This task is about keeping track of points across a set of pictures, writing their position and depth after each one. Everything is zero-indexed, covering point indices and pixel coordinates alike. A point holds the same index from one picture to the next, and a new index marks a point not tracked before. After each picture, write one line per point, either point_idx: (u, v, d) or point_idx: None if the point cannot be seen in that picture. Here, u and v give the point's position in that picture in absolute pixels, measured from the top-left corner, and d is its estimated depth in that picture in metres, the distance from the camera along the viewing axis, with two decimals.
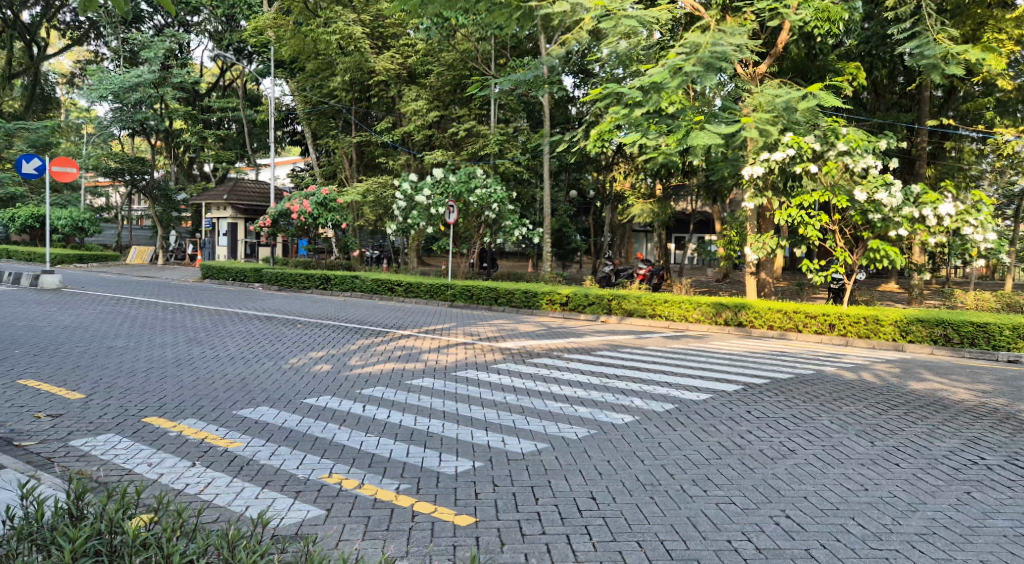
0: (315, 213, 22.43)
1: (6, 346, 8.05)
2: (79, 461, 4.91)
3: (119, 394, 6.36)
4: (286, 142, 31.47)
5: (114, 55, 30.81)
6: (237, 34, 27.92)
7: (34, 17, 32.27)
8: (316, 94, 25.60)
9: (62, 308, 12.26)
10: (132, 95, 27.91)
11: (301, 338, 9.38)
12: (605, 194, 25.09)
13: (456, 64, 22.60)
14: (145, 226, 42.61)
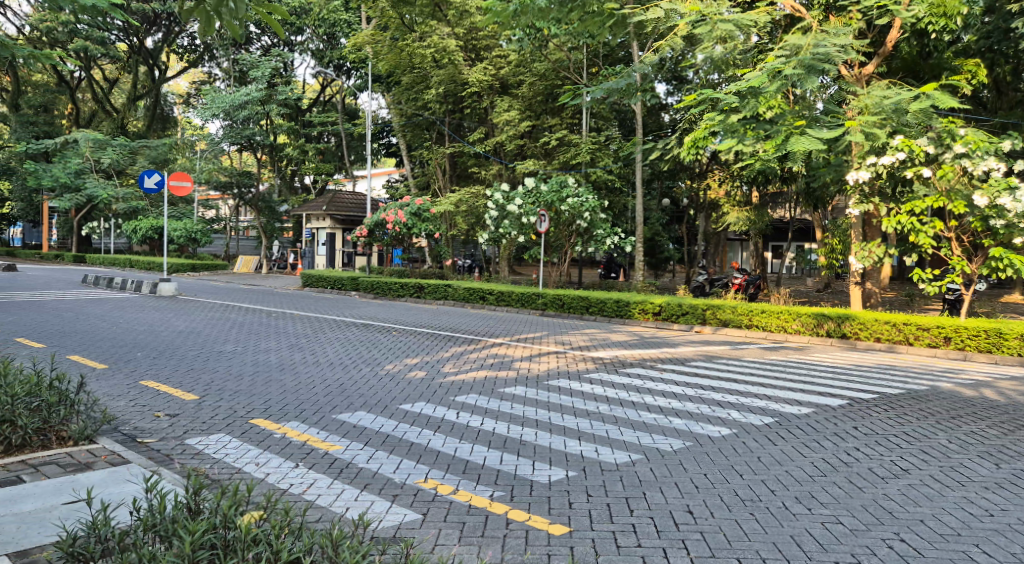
0: (409, 223, 22.88)
1: (128, 348, 8.64)
2: (194, 458, 5.21)
3: (228, 396, 6.70)
4: (383, 154, 32.58)
5: (225, 75, 32.65)
6: (338, 52, 29.07)
7: (157, 43, 34.67)
8: (411, 107, 26.29)
9: (178, 315, 13.04)
10: (241, 112, 29.54)
11: (395, 345, 9.63)
12: (699, 202, 24.66)
13: (549, 74, 22.71)
14: (250, 237, 45.00)
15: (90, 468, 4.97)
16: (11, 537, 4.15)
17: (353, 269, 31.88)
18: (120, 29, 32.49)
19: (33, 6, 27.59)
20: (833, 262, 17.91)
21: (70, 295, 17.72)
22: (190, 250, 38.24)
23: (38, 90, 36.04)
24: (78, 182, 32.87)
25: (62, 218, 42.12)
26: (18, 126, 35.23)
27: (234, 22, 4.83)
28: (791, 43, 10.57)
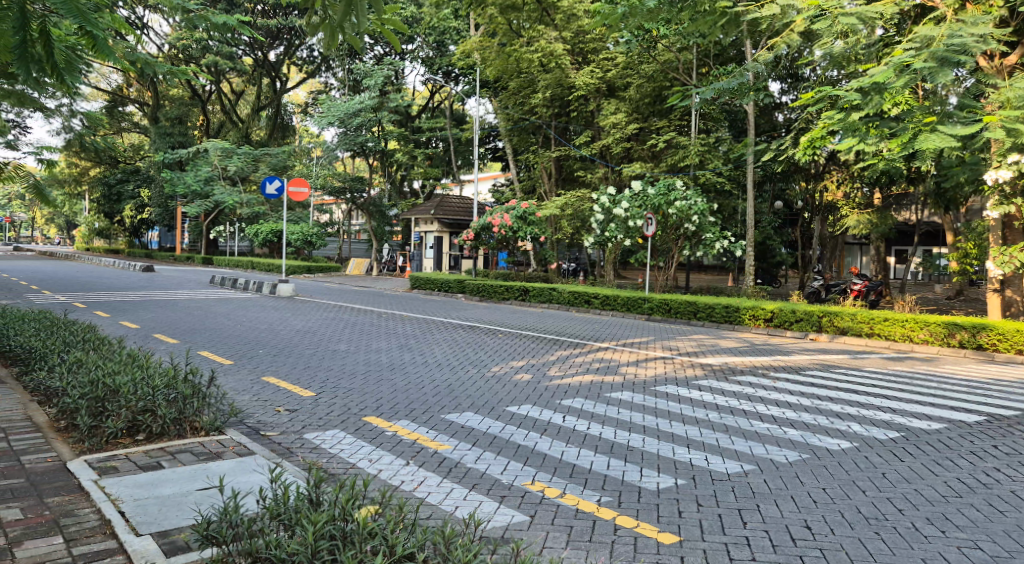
0: (515, 226, 23.26)
1: (250, 346, 9.17)
2: (313, 452, 5.45)
3: (342, 393, 6.97)
4: (488, 158, 33.13)
5: (340, 85, 34.12)
6: (447, 59, 29.76)
7: (278, 56, 36.59)
8: (518, 112, 26.52)
9: (295, 314, 13.72)
10: (355, 119, 30.77)
11: (500, 347, 9.74)
12: (815, 205, 23.78)
13: (658, 76, 22.37)
14: (360, 241, 46.83)
15: (220, 457, 5.31)
16: (154, 519, 4.53)
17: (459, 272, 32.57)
18: (247, 44, 34.56)
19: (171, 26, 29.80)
20: (967, 268, 16.91)
21: (200, 294, 18.95)
22: (305, 253, 40.19)
23: (174, 103, 39.07)
24: (207, 189, 35.26)
25: (193, 222, 45.31)
26: (157, 138, 38.31)
27: (356, 36, 4.97)
28: (921, 35, 9.96)
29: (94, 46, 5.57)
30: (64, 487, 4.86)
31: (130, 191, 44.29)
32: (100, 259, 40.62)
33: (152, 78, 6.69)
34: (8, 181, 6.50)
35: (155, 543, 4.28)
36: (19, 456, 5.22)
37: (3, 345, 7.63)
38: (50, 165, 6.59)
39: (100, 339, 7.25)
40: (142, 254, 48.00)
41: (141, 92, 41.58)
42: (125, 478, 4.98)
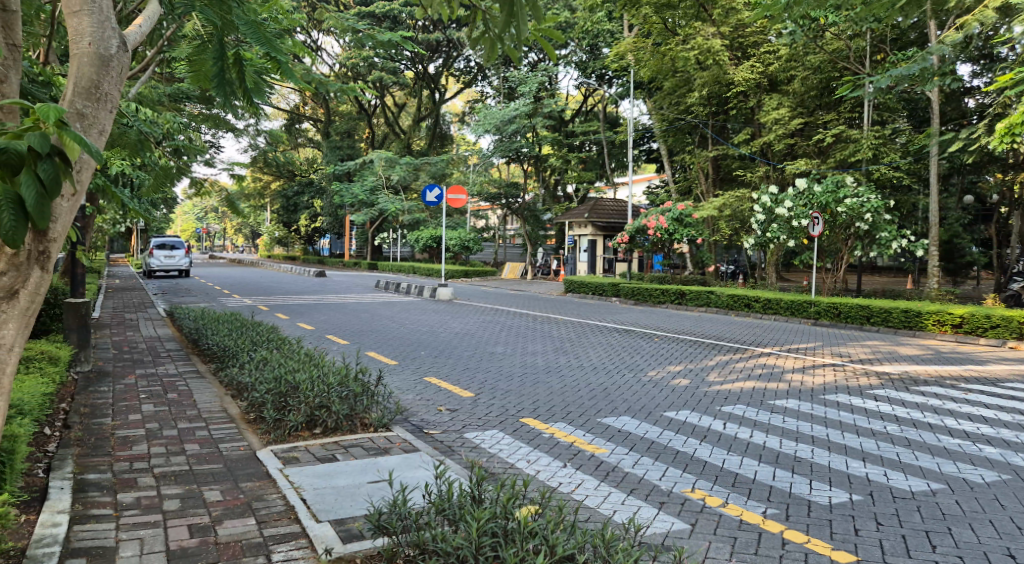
0: (671, 228, 23.43)
1: (412, 347, 9.62)
2: (473, 451, 5.62)
3: (500, 394, 7.14)
4: (643, 159, 32.99)
5: (496, 92, 35.11)
6: (601, 62, 29.70)
7: (438, 68, 38.28)
8: (674, 111, 26.09)
9: (455, 317, 14.26)
10: (510, 126, 31.78)
11: (656, 351, 9.56)
12: (1013, 197, 21.40)
13: (825, 66, 21.47)
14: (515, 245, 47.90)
15: (387, 452, 5.59)
16: (332, 506, 4.87)
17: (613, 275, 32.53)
18: (410, 59, 36.49)
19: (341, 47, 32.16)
20: None
21: (367, 298, 20.23)
22: (463, 257, 41.74)
23: (344, 119, 42.22)
24: (373, 199, 37.65)
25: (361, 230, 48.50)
26: (329, 151, 41.54)
27: (514, 48, 4.95)
28: None
29: (278, 68, 6.08)
30: (255, 473, 5.34)
31: (306, 202, 48.27)
32: (281, 265, 44.54)
33: (325, 96, 7.19)
34: (205, 196, 7.21)
35: (333, 530, 4.59)
36: (218, 444, 5.79)
37: (203, 343, 8.52)
38: (239, 180, 7.27)
39: (281, 339, 7.91)
40: (317, 261, 52.06)
41: (315, 109, 45.19)
42: (306, 468, 5.38)
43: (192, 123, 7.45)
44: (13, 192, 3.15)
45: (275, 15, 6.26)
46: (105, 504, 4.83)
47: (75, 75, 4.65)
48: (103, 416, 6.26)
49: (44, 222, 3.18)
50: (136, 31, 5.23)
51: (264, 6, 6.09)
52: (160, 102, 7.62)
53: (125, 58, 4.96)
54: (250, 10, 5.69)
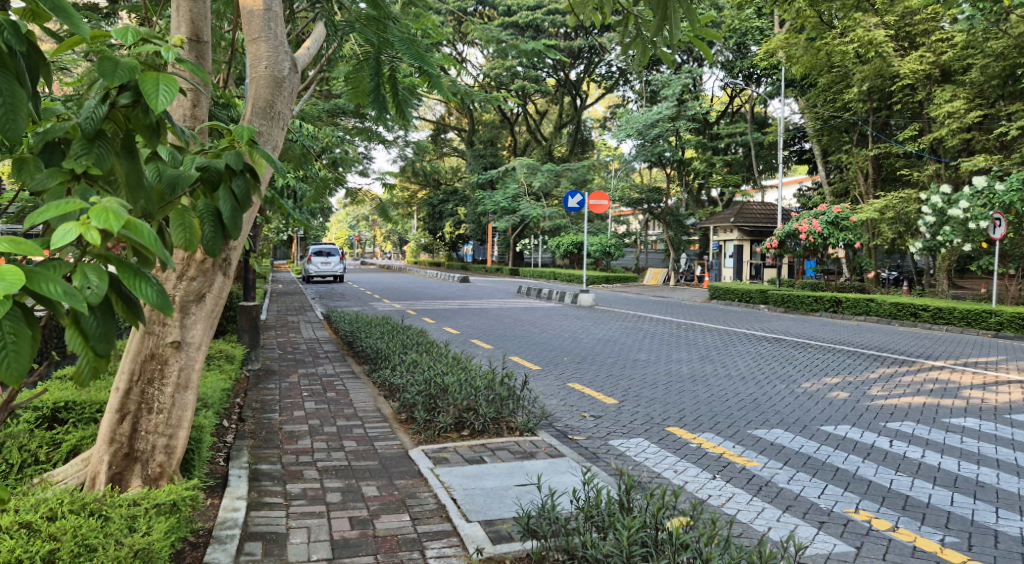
0: (825, 232, 21.80)
1: (554, 353, 9.70)
2: (619, 459, 5.57)
3: (644, 402, 7.04)
4: (794, 161, 32.37)
5: (639, 96, 34.94)
6: (749, 60, 28.85)
7: (579, 75, 38.68)
8: (829, 109, 25.48)
9: (596, 323, 14.25)
10: (653, 130, 31.50)
11: (811, 362, 9.09)
12: None
13: (1009, 52, 19.30)
14: (658, 250, 47.22)
15: (533, 457, 5.65)
16: (481, 507, 4.98)
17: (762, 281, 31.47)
18: (552, 66, 37.10)
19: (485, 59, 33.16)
20: None
21: (508, 303, 20.64)
22: (604, 263, 41.75)
23: (487, 128, 43.59)
24: (514, 205, 38.46)
25: (502, 237, 49.75)
26: (473, 159, 43.09)
27: (667, 52, 4.85)
28: None
29: (428, 82, 6.31)
30: (408, 471, 5.55)
31: (450, 210, 50.26)
32: (428, 271, 46.52)
33: (469, 106, 7.46)
34: (360, 205, 7.63)
35: (483, 530, 4.69)
36: (373, 442, 6.08)
37: (357, 345, 9.02)
38: (390, 190, 7.63)
39: (429, 343, 8.22)
40: (461, 267, 53.91)
41: (459, 119, 46.87)
42: (455, 469, 5.53)
43: (347, 136, 7.87)
44: (212, 206, 3.45)
45: (422, 30, 6.52)
46: (276, 493, 5.22)
47: (253, 96, 5.08)
48: (272, 411, 6.76)
49: (239, 233, 3.46)
50: (305, 53, 5.62)
51: (414, 22, 6.39)
52: (319, 117, 8.15)
53: (296, 79, 5.33)
54: (403, 26, 5.94)
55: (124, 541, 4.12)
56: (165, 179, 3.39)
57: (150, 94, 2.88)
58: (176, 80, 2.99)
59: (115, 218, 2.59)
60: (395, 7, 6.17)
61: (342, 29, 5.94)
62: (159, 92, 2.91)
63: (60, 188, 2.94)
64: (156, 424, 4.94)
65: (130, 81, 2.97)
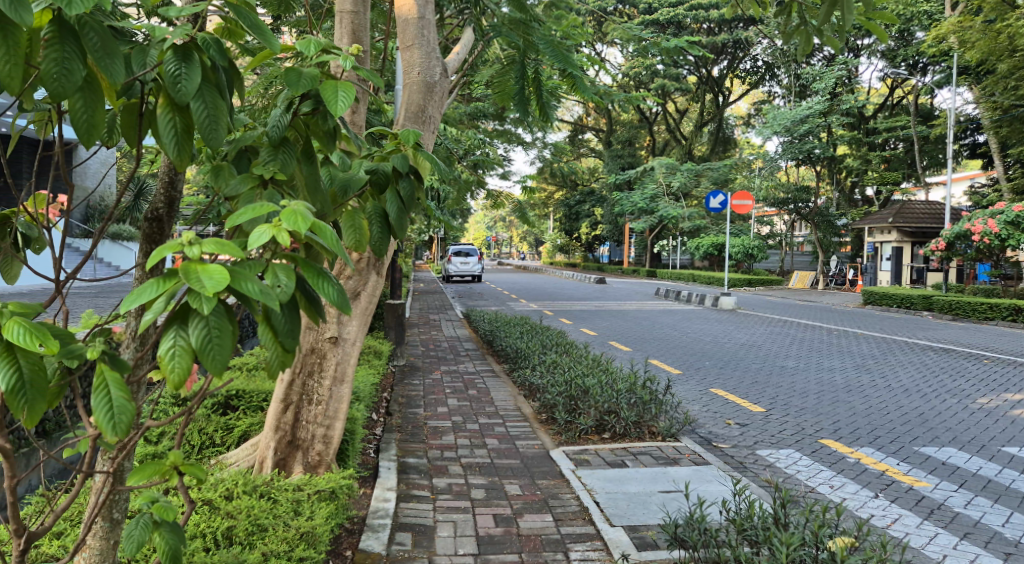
0: (1003, 233, 20.02)
1: (697, 357, 9.45)
2: (768, 470, 5.33)
3: (795, 412, 6.71)
4: (965, 155, 30.15)
5: (787, 91, 33.58)
6: (915, 47, 27.11)
7: (722, 71, 37.70)
8: (1010, 98, 23.49)
9: (739, 328, 13.78)
10: (802, 126, 30.23)
11: (986, 376, 8.31)
12: None
13: None
14: (806, 252, 45.20)
15: (677, 463, 5.51)
16: (624, 512, 4.91)
17: (923, 286, 29.32)
18: (694, 63, 36.44)
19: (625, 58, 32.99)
20: None
21: (646, 305, 20.39)
22: (747, 265, 40.48)
23: (625, 128, 43.38)
24: (653, 207, 38.26)
25: (640, 238, 49.32)
26: (610, 160, 43.02)
27: (837, 36, 4.52)
28: None
29: (571, 83, 6.33)
30: (550, 471, 5.57)
31: (586, 211, 50.51)
32: (562, 272, 46.94)
33: (609, 106, 7.47)
34: (500, 206, 7.77)
35: (627, 535, 4.60)
36: (514, 440, 6.15)
37: (497, 344, 9.22)
38: (529, 192, 7.78)
39: (568, 344, 8.25)
40: (596, 268, 53.98)
41: (597, 119, 46.89)
42: (597, 472, 5.49)
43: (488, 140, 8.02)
44: (380, 207, 3.50)
45: (564, 32, 6.56)
46: (423, 487, 5.39)
47: (407, 102, 5.29)
48: (417, 406, 7.00)
49: (405, 234, 3.49)
50: (454, 58, 5.79)
51: (558, 24, 6.44)
52: (463, 121, 8.39)
53: (446, 83, 5.50)
54: (549, 28, 5.99)
55: (291, 524, 4.39)
56: (337, 183, 3.50)
57: (330, 102, 3.00)
58: (353, 86, 3.10)
59: (303, 219, 2.65)
60: (537, 10, 6.23)
61: (488, 33, 6.09)
62: (339, 99, 3.03)
63: (252, 190, 3.12)
64: (316, 415, 5.25)
65: (312, 88, 3.11)
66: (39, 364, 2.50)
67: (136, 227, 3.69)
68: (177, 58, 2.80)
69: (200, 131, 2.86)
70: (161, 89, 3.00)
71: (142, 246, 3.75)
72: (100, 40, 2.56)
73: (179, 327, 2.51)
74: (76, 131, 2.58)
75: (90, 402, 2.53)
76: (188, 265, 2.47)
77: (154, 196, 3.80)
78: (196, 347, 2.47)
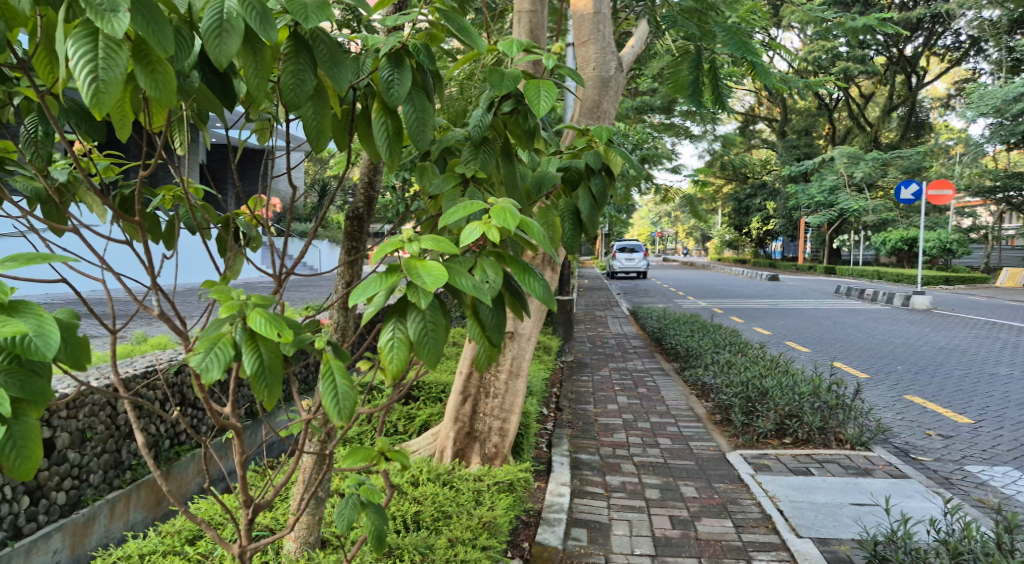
0: None
1: (888, 360, 8.78)
2: (980, 489, 4.84)
3: (1010, 424, 6.04)
4: None
5: (995, 67, 30.21)
6: None
7: (917, 49, 34.60)
8: None
9: (937, 330, 12.61)
10: (1015, 105, 27.09)
11: None
12: None
13: None
14: (1017, 247, 40.40)
15: (870, 475, 5.13)
16: (813, 524, 4.58)
17: None
18: (884, 43, 33.76)
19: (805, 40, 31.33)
20: None
21: (825, 304, 19.22)
22: (943, 261, 37.01)
23: (802, 115, 41.12)
24: (833, 199, 34.49)
25: (817, 232, 46.50)
26: (785, 150, 41.13)
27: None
28: None
29: (748, 69, 6.09)
30: (728, 475, 5.38)
31: (758, 205, 48.41)
32: (732, 269, 45.40)
33: (786, 93, 7.13)
34: (668, 201, 7.68)
35: (817, 549, 4.27)
36: (688, 441, 6.05)
37: (668, 342, 9.12)
38: (699, 185, 7.62)
39: (744, 342, 7.95)
40: (769, 265, 51.58)
41: (771, 109, 44.78)
42: (779, 478, 5.22)
43: (655, 133, 7.93)
44: (572, 204, 3.50)
45: (740, 17, 6.29)
46: (597, 483, 5.39)
47: (582, 98, 5.37)
48: (587, 402, 7.09)
49: (596, 230, 3.48)
50: (627, 52, 5.79)
51: (734, 10, 6.23)
52: None
53: (621, 77, 5.50)
54: (724, 16, 5.82)
55: (474, 513, 4.53)
56: (531, 180, 3.52)
57: (533, 102, 3.04)
58: (555, 85, 3.10)
59: (512, 217, 2.66)
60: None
61: (663, 26, 6.02)
62: (541, 98, 3.06)
63: (455, 189, 3.23)
64: (493, 407, 5.39)
65: (514, 88, 3.14)
66: (276, 351, 2.71)
67: (340, 224, 4.03)
68: (391, 64, 2.90)
69: (410, 133, 2.98)
70: (373, 95, 3.15)
71: (344, 243, 4.09)
72: (329, 51, 2.72)
73: (397, 320, 2.62)
74: (306, 136, 2.80)
75: (318, 388, 2.67)
76: (410, 261, 2.54)
77: (356, 195, 4.13)
78: (415, 341, 2.55)
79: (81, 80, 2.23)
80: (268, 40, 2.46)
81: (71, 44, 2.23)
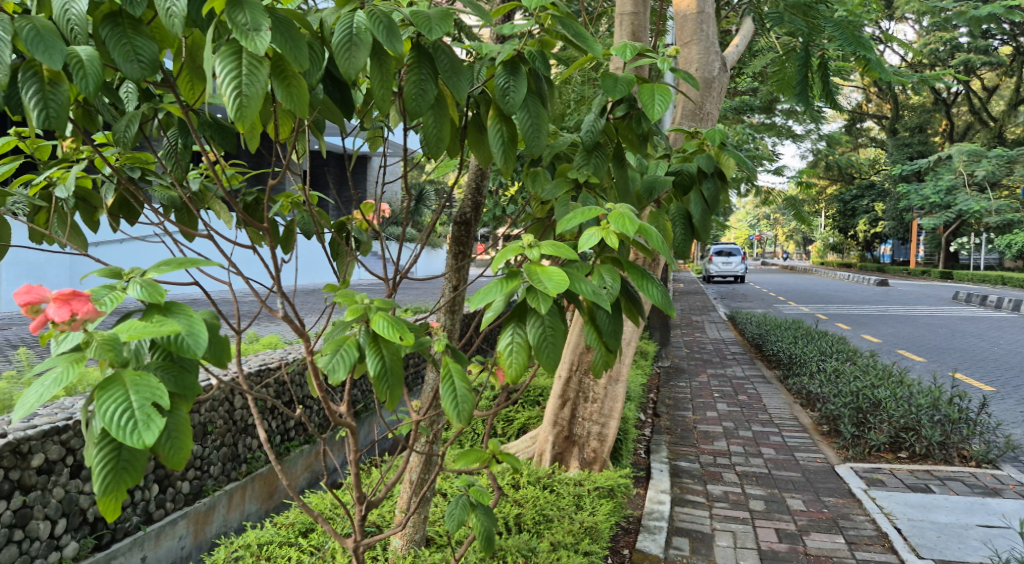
0: None
1: (1016, 373, 8.21)
2: None
3: None
4: None
5: None
6: None
7: None
8: None
9: None
10: None
11: None
12: None
13: None
14: None
15: (998, 495, 4.81)
16: (935, 544, 4.31)
17: None
18: (1010, 32, 31.35)
19: (919, 32, 29.58)
20: None
21: (940, 311, 18.11)
22: None
23: (915, 111, 38.76)
24: (948, 199, 32.27)
25: (932, 234, 43.82)
26: (896, 149, 39.01)
27: None
28: None
29: (860, 65, 5.84)
30: (837, 489, 5.17)
31: (865, 206, 46.17)
32: (836, 273, 43.42)
33: (900, 88, 6.78)
34: (770, 204, 7.47)
35: None
36: (794, 452, 5.87)
37: (768, 349, 8.93)
38: (803, 186, 7.37)
39: (853, 350, 7.64)
40: (877, 268, 49.04)
41: (880, 105, 42.55)
42: (895, 494, 4.96)
43: (756, 133, 7.72)
44: (684, 209, 3.45)
45: (851, 11, 6.04)
46: (698, 492, 5.29)
47: (684, 99, 5.32)
48: (685, 409, 7.02)
49: (709, 235, 3.41)
50: (731, 51, 5.67)
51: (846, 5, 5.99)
52: None
53: (724, 78, 5.41)
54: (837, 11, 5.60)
55: (576, 518, 4.52)
56: (642, 184, 3.49)
57: (648, 106, 2.99)
58: (671, 89, 3.04)
59: (631, 222, 2.63)
60: None
61: (772, 25, 5.87)
62: (656, 103, 3.00)
63: (566, 195, 3.25)
64: (591, 412, 5.40)
65: (628, 92, 3.11)
66: (398, 354, 2.76)
67: (448, 228, 4.12)
68: (507, 72, 2.92)
69: (525, 140, 3.01)
70: (488, 102, 3.20)
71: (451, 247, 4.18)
72: (450, 61, 2.78)
73: (517, 325, 2.64)
74: (426, 145, 2.87)
75: (439, 390, 2.72)
76: (530, 266, 2.56)
77: (462, 201, 4.21)
78: (534, 347, 2.56)
79: (226, 96, 2.36)
80: (394, 52, 2.53)
81: (218, 62, 2.36)
